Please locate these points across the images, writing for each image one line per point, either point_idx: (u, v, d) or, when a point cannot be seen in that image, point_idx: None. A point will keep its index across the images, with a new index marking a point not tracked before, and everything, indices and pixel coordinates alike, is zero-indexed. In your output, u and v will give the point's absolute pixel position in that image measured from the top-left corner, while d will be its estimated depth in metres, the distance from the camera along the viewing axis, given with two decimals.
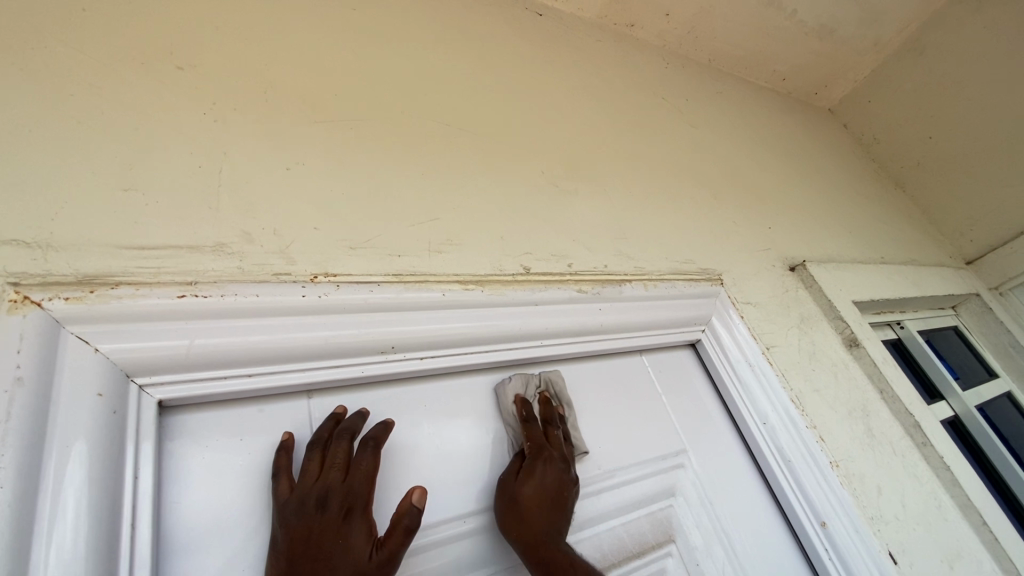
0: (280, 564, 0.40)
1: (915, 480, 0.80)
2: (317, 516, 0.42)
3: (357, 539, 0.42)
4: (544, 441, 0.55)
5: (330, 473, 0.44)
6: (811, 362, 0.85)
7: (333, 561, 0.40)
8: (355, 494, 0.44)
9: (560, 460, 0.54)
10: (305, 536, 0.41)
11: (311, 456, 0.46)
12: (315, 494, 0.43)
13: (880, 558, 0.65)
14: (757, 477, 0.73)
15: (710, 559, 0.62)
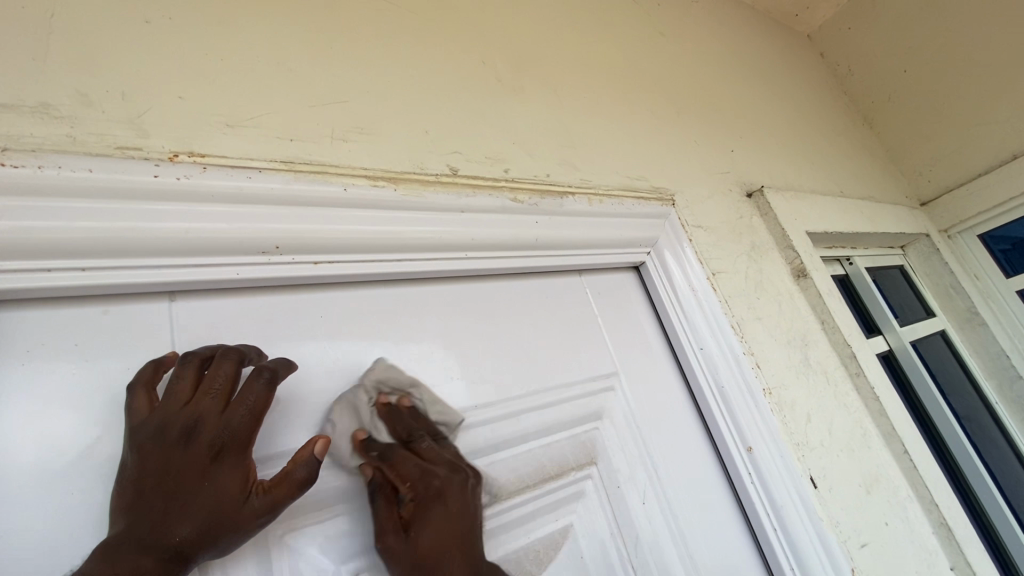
0: (127, 493, 0.34)
1: (844, 408, 0.80)
2: (179, 451, 0.35)
3: (228, 482, 0.35)
4: (424, 468, 0.45)
5: (202, 400, 0.37)
6: (757, 291, 0.82)
7: (194, 504, 0.34)
8: (236, 429, 0.37)
9: (453, 478, 0.45)
10: (161, 469, 0.34)
11: (182, 378, 0.38)
12: (181, 424, 0.35)
13: (801, 482, 0.65)
14: (689, 403, 0.71)
15: (632, 482, 0.60)
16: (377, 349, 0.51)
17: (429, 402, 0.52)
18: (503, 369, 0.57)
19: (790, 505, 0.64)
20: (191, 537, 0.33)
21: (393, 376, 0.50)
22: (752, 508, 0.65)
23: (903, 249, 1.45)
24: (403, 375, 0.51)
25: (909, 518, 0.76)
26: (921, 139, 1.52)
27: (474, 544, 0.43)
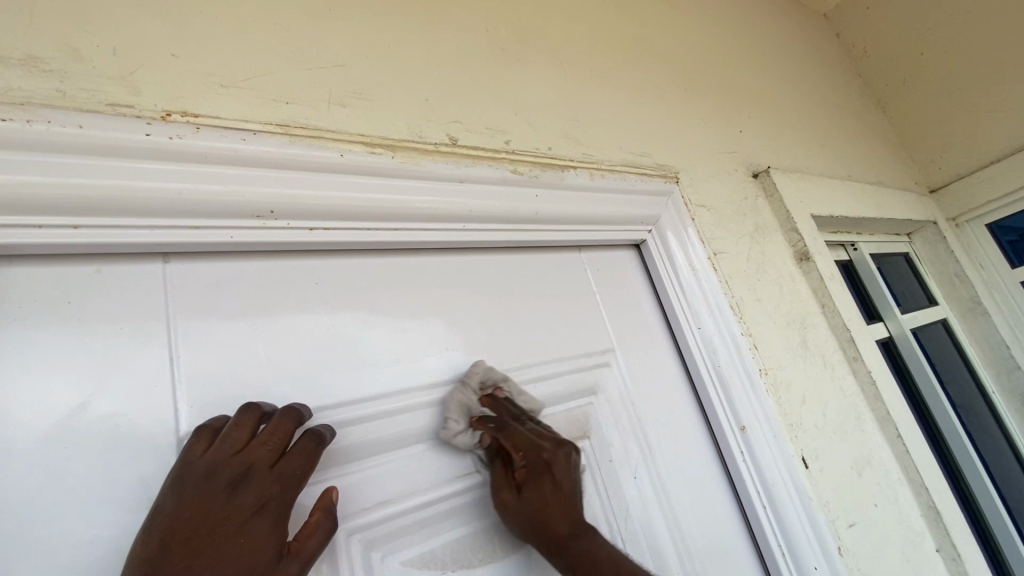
0: (152, 541, 0.33)
1: (839, 391, 0.80)
2: (223, 499, 0.35)
3: (264, 541, 0.35)
4: (534, 441, 0.48)
5: (256, 450, 0.37)
6: (758, 273, 0.81)
7: (225, 561, 0.33)
8: (285, 486, 0.38)
9: (559, 452, 0.48)
10: (200, 518, 0.34)
11: (238, 424, 0.38)
12: (231, 471, 0.36)
13: (792, 463, 0.66)
14: (684, 382, 0.71)
15: (625, 458, 0.61)
16: (372, 319, 0.51)
17: (424, 372, 0.52)
18: (498, 343, 0.57)
19: (780, 484, 0.65)
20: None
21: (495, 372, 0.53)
22: (743, 486, 0.66)
23: (908, 236, 1.43)
24: (398, 345, 0.51)
25: (898, 502, 0.76)
26: (933, 124, 1.49)
27: (575, 508, 0.48)
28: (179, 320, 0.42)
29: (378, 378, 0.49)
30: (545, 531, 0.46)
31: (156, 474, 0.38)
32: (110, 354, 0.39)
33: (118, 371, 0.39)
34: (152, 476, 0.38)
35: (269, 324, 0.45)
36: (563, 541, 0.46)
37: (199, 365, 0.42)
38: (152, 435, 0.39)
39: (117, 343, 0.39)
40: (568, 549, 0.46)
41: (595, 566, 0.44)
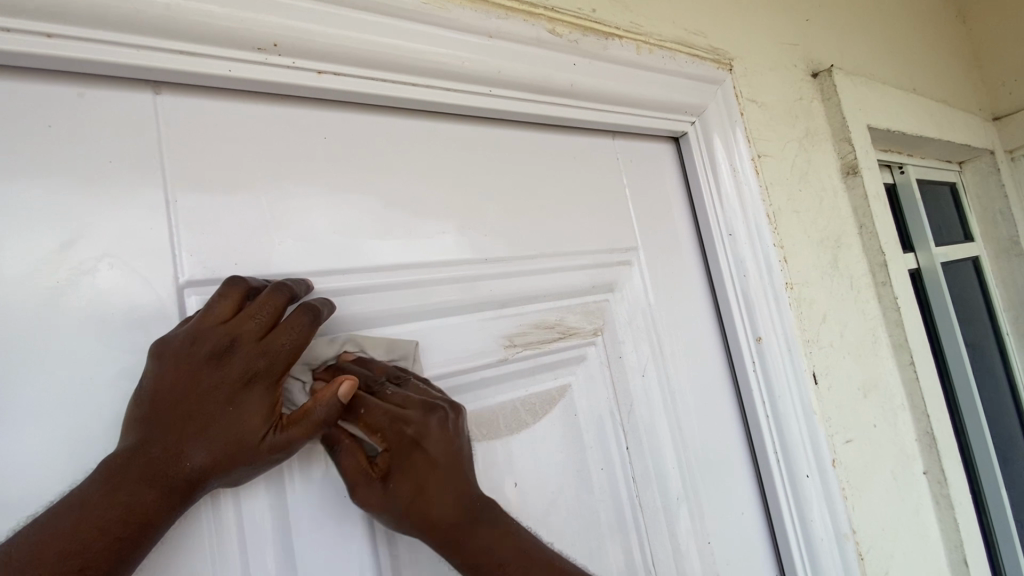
0: (144, 404, 0.32)
1: (860, 314, 0.77)
2: (208, 369, 0.33)
3: (253, 414, 0.34)
4: (393, 413, 0.39)
5: (240, 321, 0.34)
6: (800, 182, 0.75)
7: (214, 429, 0.33)
8: (274, 361, 0.35)
9: (430, 422, 0.39)
10: (185, 385, 0.32)
11: (224, 293, 0.35)
12: (215, 341, 0.33)
13: (803, 378, 0.65)
14: (705, 290, 0.68)
15: (635, 356, 0.60)
16: (384, 185, 0.47)
17: (437, 247, 0.48)
18: (517, 227, 0.53)
19: (787, 396, 0.64)
20: (205, 462, 0.32)
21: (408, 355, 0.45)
22: (748, 395, 0.65)
23: (958, 164, 1.33)
24: (411, 216, 0.47)
25: (896, 425, 0.77)
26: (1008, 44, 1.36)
27: (465, 484, 0.40)
28: (173, 161, 0.38)
29: (389, 247, 0.46)
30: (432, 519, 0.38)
31: (155, 319, 0.36)
32: (99, 189, 0.35)
33: (108, 208, 0.35)
34: (151, 321, 0.36)
35: (273, 177, 0.41)
36: (459, 533, 0.38)
37: (198, 212, 0.38)
38: (148, 280, 0.36)
39: (107, 179, 0.35)
40: (464, 540, 0.38)
41: (492, 556, 0.39)
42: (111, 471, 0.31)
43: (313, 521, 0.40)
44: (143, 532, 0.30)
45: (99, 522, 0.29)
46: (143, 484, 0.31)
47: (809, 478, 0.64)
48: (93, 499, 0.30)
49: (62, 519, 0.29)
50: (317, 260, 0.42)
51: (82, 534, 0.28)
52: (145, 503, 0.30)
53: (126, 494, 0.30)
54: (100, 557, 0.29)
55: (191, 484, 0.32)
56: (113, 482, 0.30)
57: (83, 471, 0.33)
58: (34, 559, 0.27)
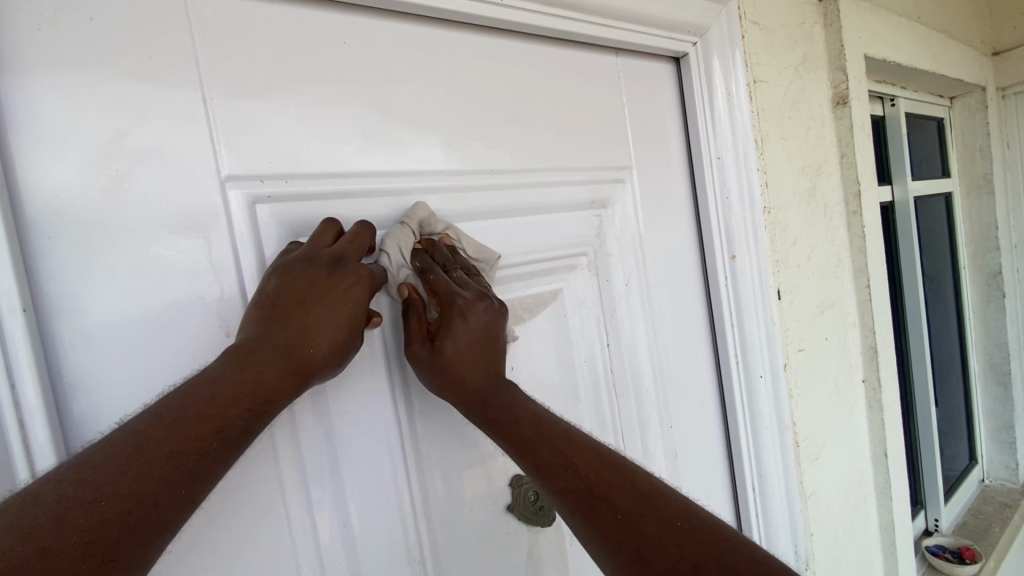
0: (265, 307, 0.37)
1: (830, 239, 0.84)
2: (324, 275, 0.39)
3: (358, 312, 0.40)
4: (452, 288, 0.45)
5: (348, 245, 0.41)
6: (791, 110, 0.78)
7: (330, 323, 0.38)
8: (372, 274, 0.42)
9: (477, 305, 0.45)
10: (303, 290, 0.38)
11: (325, 228, 0.42)
12: (329, 254, 0.40)
13: (768, 292, 0.72)
14: (689, 211, 0.73)
15: (621, 267, 0.65)
16: (400, 93, 0.49)
17: (449, 157, 0.52)
18: (521, 141, 0.57)
19: (751, 309, 0.72)
20: (322, 351, 0.38)
21: (433, 225, 0.49)
22: (718, 306, 0.73)
23: (949, 99, 1.35)
24: (425, 125, 0.50)
25: (845, 338, 0.86)
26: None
27: (492, 364, 0.45)
28: (207, 61, 0.40)
29: (406, 155, 0.49)
30: (457, 385, 0.44)
31: (202, 211, 0.39)
32: (144, 84, 0.37)
33: (152, 107, 0.38)
34: (200, 212, 0.39)
35: (299, 81, 0.44)
36: (480, 397, 0.44)
37: (232, 114, 0.41)
38: (195, 174, 0.39)
39: (148, 77, 0.37)
40: (484, 403, 0.44)
41: (513, 419, 0.44)
42: (239, 355, 0.35)
43: (346, 409, 0.45)
44: (265, 405, 0.34)
45: (234, 393, 0.33)
46: (272, 365, 0.35)
47: (762, 378, 0.73)
48: (225, 373, 0.33)
49: (202, 388, 0.32)
50: (341, 163, 0.45)
51: (223, 402, 0.32)
52: (272, 380, 0.35)
53: (254, 370, 0.34)
54: (238, 421, 0.33)
55: (308, 371, 0.37)
56: (243, 362, 0.34)
57: (151, 343, 0.38)
58: (180, 416, 0.31)
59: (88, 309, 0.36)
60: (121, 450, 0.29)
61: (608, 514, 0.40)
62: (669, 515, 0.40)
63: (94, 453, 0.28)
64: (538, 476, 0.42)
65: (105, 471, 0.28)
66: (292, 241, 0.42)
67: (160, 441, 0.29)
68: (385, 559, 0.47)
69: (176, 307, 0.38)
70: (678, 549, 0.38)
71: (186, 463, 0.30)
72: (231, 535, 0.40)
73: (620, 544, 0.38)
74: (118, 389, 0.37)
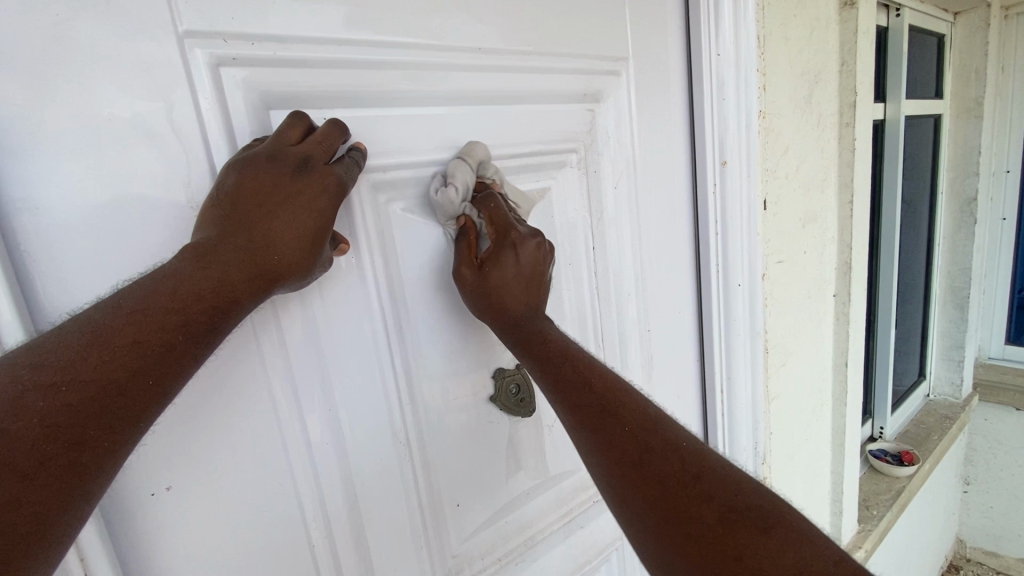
0: (222, 207, 0.35)
1: (819, 152, 0.83)
2: (287, 177, 0.36)
3: (324, 223, 0.38)
4: (508, 221, 0.48)
5: (314, 146, 0.38)
6: (797, 8, 0.74)
7: (293, 231, 0.36)
8: (340, 182, 0.39)
9: (529, 239, 0.48)
10: (265, 190, 0.35)
11: (290, 127, 0.38)
12: (292, 157, 0.37)
13: (754, 201, 0.72)
14: (685, 114, 0.70)
15: (611, 168, 0.63)
16: None
17: (434, 30, 0.47)
18: (514, 20, 0.52)
19: (737, 217, 0.72)
20: (290, 258, 0.36)
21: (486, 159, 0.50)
22: (704, 215, 0.72)
23: (953, 15, 1.31)
24: None
25: (823, 253, 0.88)
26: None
27: (535, 294, 0.48)
28: None
29: (388, 26, 0.45)
30: (500, 308, 0.47)
31: (160, 72, 0.35)
32: None
33: None
34: (157, 70, 0.35)
35: None
36: (521, 318, 0.48)
37: None
38: (148, 25, 0.35)
39: None
40: (523, 325, 0.48)
41: (544, 341, 0.47)
42: (199, 252, 0.33)
43: (328, 301, 0.44)
44: (231, 307, 0.33)
45: (198, 290, 0.32)
46: (236, 266, 0.33)
47: (739, 287, 0.75)
48: (188, 269, 0.32)
49: (162, 283, 0.31)
50: (314, 29, 0.41)
51: (185, 297, 0.31)
52: (236, 281, 0.33)
53: (220, 270, 0.33)
54: (203, 318, 0.31)
55: (274, 277, 0.35)
56: (205, 260, 0.33)
57: (112, 217, 0.35)
58: (143, 308, 0.29)
59: (40, 177, 0.33)
60: (81, 337, 0.28)
61: (616, 428, 0.41)
62: (674, 437, 0.40)
63: (49, 339, 0.27)
64: (555, 391, 0.44)
65: (63, 356, 0.27)
66: (259, 137, 0.39)
67: (122, 332, 0.28)
68: (372, 446, 0.48)
69: (136, 181, 0.35)
70: (681, 463, 0.39)
71: (150, 355, 0.29)
72: (217, 419, 0.39)
73: (625, 455, 0.40)
74: (84, 270, 0.34)
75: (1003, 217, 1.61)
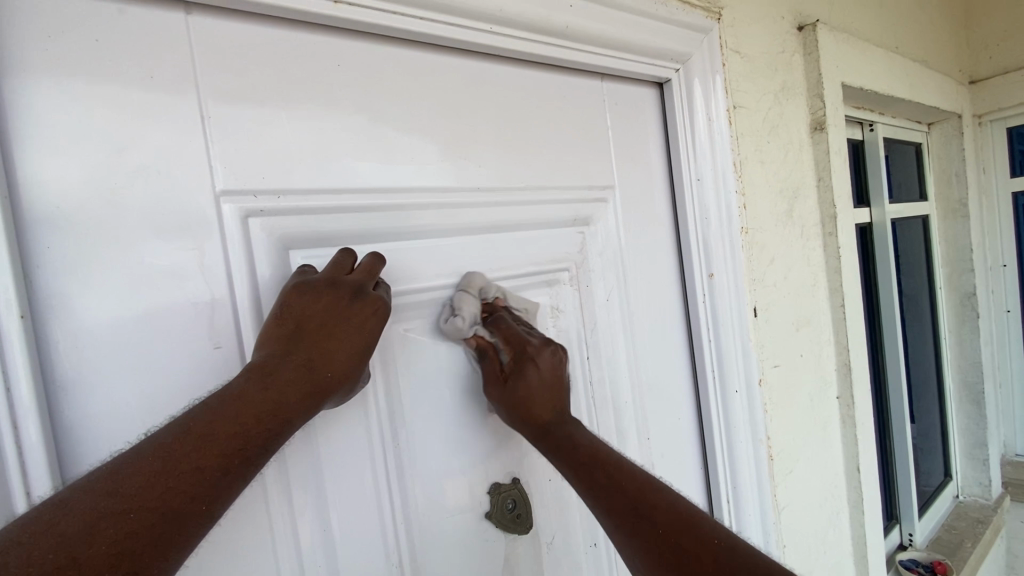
0: (283, 327, 0.39)
1: (806, 260, 0.87)
2: (345, 302, 0.41)
3: (370, 345, 0.43)
4: (522, 337, 0.54)
5: (364, 276, 0.44)
6: (770, 135, 0.81)
7: (345, 352, 0.40)
8: (386, 305, 0.44)
9: (544, 350, 0.54)
10: (325, 314, 0.40)
11: (341, 259, 0.45)
12: (349, 285, 0.42)
13: (744, 309, 0.75)
14: (670, 231, 0.75)
15: (603, 284, 0.68)
16: (389, 112, 0.51)
17: (436, 176, 0.53)
18: (508, 161, 0.59)
19: (729, 325, 0.75)
20: (338, 377, 0.40)
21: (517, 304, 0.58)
22: (696, 323, 0.75)
23: (927, 126, 1.41)
24: (413, 144, 0.52)
25: (820, 355, 0.89)
26: (996, 6, 1.44)
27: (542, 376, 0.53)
28: (206, 83, 0.42)
29: (395, 174, 0.51)
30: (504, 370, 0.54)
31: (197, 228, 0.41)
32: (143, 105, 0.39)
33: (150, 126, 0.39)
34: (194, 226, 0.41)
35: (292, 102, 0.45)
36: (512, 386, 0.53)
37: (226, 135, 0.42)
38: (190, 188, 0.41)
39: (143, 98, 0.39)
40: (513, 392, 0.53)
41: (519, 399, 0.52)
42: (261, 372, 0.36)
43: (329, 422, 0.46)
44: (284, 426, 0.36)
45: (258, 410, 0.34)
46: (291, 387, 0.36)
47: (737, 393, 0.76)
48: (249, 390, 0.35)
49: (225, 404, 0.33)
50: (330, 181, 0.47)
51: (245, 421, 0.33)
52: (292, 402, 0.36)
53: (277, 389, 0.36)
54: (258, 441, 0.34)
55: (323, 393, 0.39)
56: (264, 380, 0.36)
57: (141, 357, 0.39)
58: (208, 430, 0.32)
59: (84, 322, 0.37)
60: (151, 460, 0.30)
61: (597, 473, 0.47)
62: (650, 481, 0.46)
63: (123, 462, 0.29)
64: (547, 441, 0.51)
65: (134, 482, 0.29)
66: (303, 266, 0.45)
67: (189, 454, 0.31)
68: (364, 567, 0.48)
69: (167, 323, 0.40)
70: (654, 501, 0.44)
71: (211, 479, 0.31)
72: (215, 545, 0.40)
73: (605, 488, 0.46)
74: (112, 408, 0.38)
75: (1007, 309, 1.61)
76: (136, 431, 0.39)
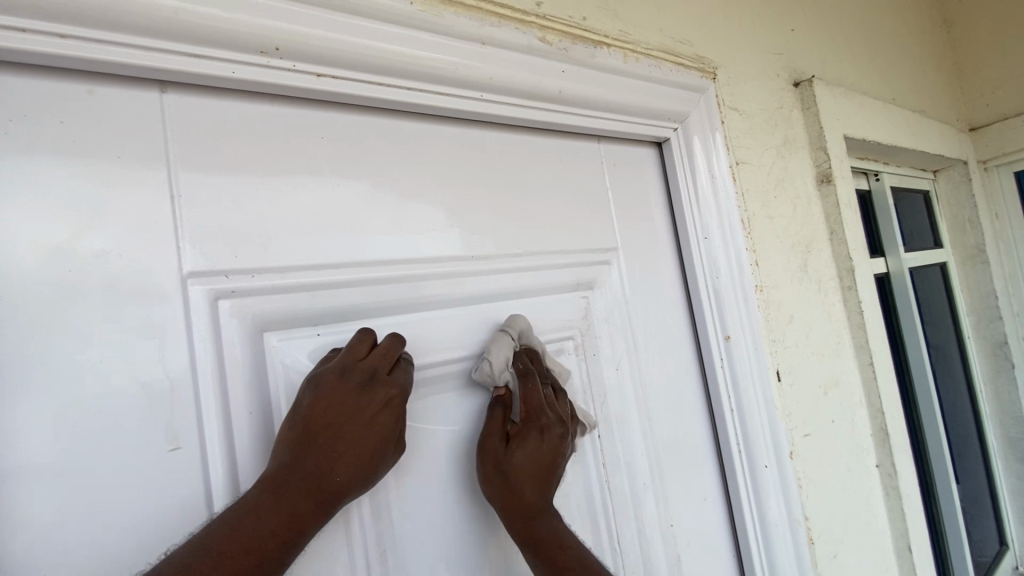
0: (295, 427, 0.37)
1: (826, 317, 0.82)
2: (356, 393, 0.39)
3: (385, 438, 0.40)
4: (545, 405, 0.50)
5: (378, 359, 0.41)
6: (775, 189, 0.79)
7: (357, 449, 0.38)
8: (403, 390, 0.41)
9: (558, 430, 0.49)
10: (334, 408, 0.38)
11: (356, 340, 0.42)
12: (360, 373, 0.40)
13: (767, 374, 0.69)
14: (680, 291, 0.71)
15: (611, 352, 0.63)
16: (375, 182, 0.49)
17: (425, 246, 0.50)
18: (503, 227, 0.56)
19: (751, 393, 0.68)
20: (349, 479, 0.37)
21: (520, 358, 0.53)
22: (715, 390, 0.69)
23: (933, 172, 1.39)
24: (400, 215, 0.49)
25: (854, 418, 0.82)
26: (986, 56, 1.46)
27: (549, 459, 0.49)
28: (178, 160, 0.39)
29: (381, 246, 0.48)
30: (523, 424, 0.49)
31: (159, 314, 0.37)
32: (107, 186, 0.37)
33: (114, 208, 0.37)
34: (156, 312, 0.37)
35: (270, 176, 0.43)
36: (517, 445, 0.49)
37: (196, 213, 0.40)
38: (155, 271, 0.38)
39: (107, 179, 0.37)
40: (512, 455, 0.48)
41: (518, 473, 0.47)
42: (277, 482, 0.35)
43: None
44: (297, 537, 0.35)
45: (273, 524, 0.34)
46: (304, 495, 0.35)
47: (767, 468, 0.68)
48: (265, 505, 0.34)
49: (241, 521, 0.33)
50: (311, 256, 0.44)
51: (260, 534, 0.33)
52: (307, 512, 0.35)
53: (291, 503, 0.35)
54: (272, 555, 0.33)
55: (337, 498, 0.37)
56: (277, 492, 0.35)
57: (84, 465, 0.34)
58: (225, 551, 0.32)
59: (20, 427, 0.33)
60: None
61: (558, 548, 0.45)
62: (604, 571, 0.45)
63: None
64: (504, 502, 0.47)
65: None
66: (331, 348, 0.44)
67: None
68: None
69: (118, 422, 0.35)
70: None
71: None
72: None
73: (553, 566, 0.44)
74: (44, 528, 0.33)
75: None
76: (71, 553, 0.33)
